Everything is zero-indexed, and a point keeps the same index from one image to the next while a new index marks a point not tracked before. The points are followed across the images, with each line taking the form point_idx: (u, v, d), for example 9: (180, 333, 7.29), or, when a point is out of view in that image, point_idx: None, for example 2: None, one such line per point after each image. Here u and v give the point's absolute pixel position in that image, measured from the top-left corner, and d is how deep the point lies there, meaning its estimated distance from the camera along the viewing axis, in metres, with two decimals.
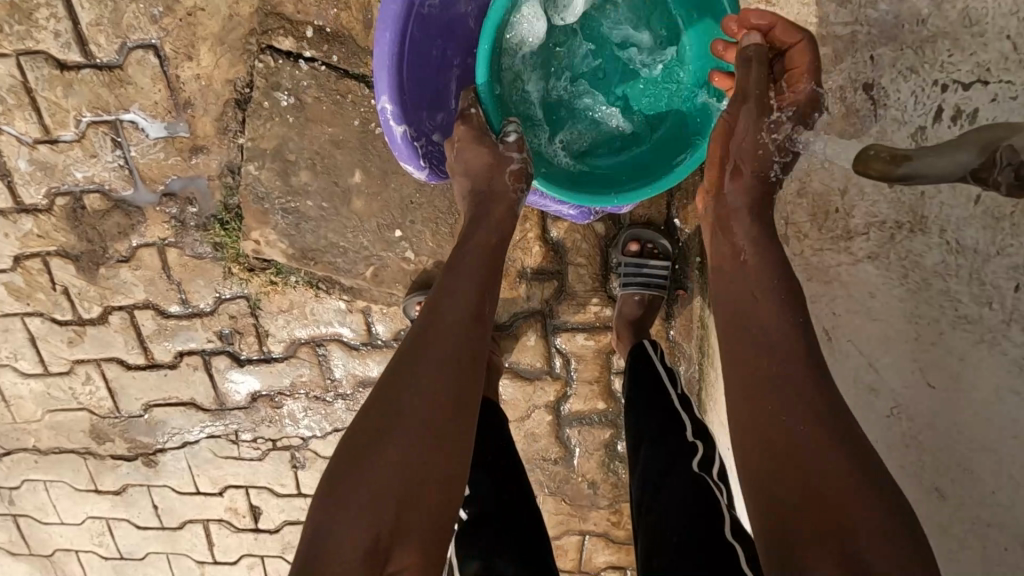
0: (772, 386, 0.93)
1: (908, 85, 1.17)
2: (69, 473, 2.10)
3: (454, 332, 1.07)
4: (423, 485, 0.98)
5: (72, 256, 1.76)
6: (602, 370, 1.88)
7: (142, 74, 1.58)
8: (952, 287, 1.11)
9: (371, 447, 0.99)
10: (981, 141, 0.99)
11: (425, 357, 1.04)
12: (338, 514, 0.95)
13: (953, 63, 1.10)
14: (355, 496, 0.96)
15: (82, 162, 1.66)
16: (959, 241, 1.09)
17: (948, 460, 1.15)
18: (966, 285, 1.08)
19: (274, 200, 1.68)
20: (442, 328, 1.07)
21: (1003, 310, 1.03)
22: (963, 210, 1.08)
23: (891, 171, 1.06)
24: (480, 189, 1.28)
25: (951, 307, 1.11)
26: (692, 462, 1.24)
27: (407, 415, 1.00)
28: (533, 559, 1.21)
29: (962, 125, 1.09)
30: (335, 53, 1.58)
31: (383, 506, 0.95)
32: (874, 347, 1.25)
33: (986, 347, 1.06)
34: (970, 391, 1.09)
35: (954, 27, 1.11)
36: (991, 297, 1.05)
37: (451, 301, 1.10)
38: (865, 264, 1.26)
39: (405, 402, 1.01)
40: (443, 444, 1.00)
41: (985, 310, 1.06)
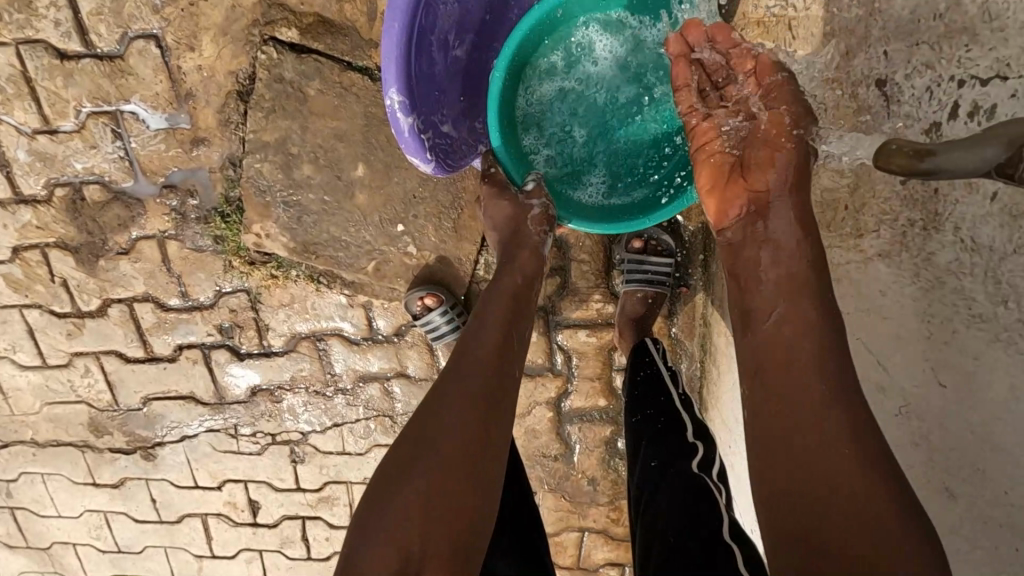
0: (797, 406, 0.93)
1: (923, 80, 1.17)
2: (67, 466, 2.09)
3: (483, 359, 1.09)
4: (452, 508, 0.96)
5: (71, 248, 1.74)
6: (604, 368, 1.88)
7: (143, 64, 1.56)
8: (966, 285, 1.13)
9: (401, 469, 0.99)
10: (1005, 138, 0.98)
11: (455, 381, 1.06)
12: (367, 537, 0.95)
13: (971, 59, 1.11)
14: (384, 518, 0.95)
15: (82, 153, 1.64)
16: (974, 238, 1.12)
17: (959, 461, 1.16)
18: (981, 283, 1.11)
19: (275, 193, 1.67)
20: (472, 354, 1.10)
21: (1019, 308, 1.07)
22: (977, 207, 1.12)
23: (915, 165, 1.03)
24: (507, 241, 1.35)
25: (966, 305, 1.13)
26: (691, 463, 1.23)
27: (437, 444, 1.00)
28: (531, 559, 1.23)
29: (980, 122, 1.11)
30: (338, 45, 1.57)
31: (411, 528, 0.94)
32: (885, 346, 1.23)
33: (1001, 345, 1.09)
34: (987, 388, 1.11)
35: (974, 21, 1.10)
36: (1007, 295, 1.08)
37: (481, 329, 1.14)
38: (875, 262, 1.25)
39: (435, 424, 1.02)
40: (470, 474, 0.99)
41: (1000, 308, 1.09)
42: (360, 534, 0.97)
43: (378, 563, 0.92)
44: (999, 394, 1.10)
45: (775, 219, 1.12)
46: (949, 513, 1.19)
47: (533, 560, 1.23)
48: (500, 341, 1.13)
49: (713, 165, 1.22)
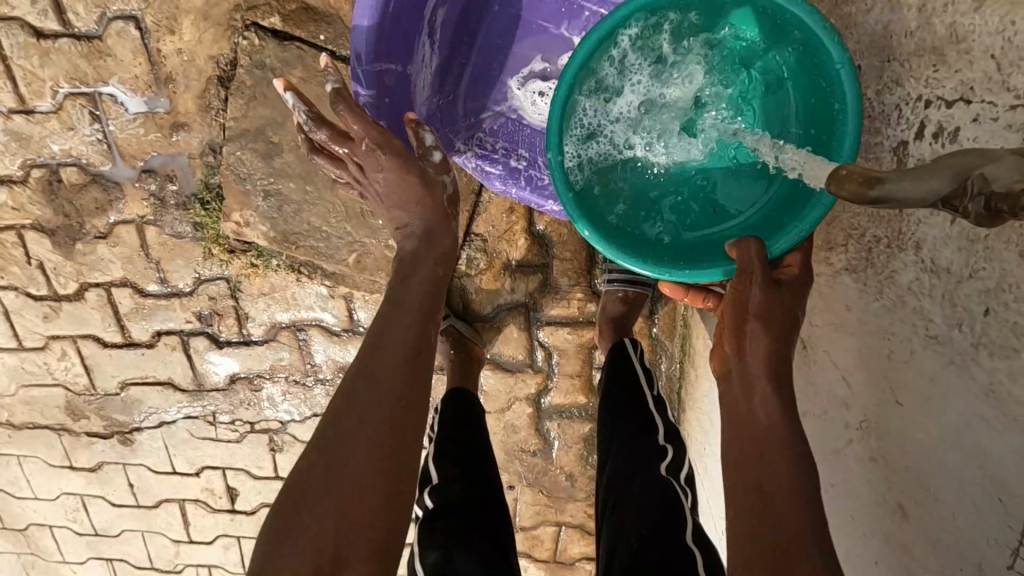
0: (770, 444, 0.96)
1: (893, 97, 1.10)
2: (43, 448, 2.08)
3: (407, 328, 1.10)
4: (379, 494, 0.98)
5: (48, 230, 1.72)
6: (584, 365, 1.88)
7: (122, 46, 1.53)
8: (925, 306, 1.01)
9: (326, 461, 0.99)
10: (957, 167, 0.88)
11: (377, 371, 1.05)
12: (290, 528, 0.96)
13: (938, 79, 1.00)
14: (307, 509, 0.96)
15: (59, 134, 1.61)
16: (935, 260, 0.99)
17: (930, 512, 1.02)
18: (939, 304, 0.98)
19: (255, 181, 1.65)
20: (399, 331, 1.09)
21: (972, 333, 0.93)
22: (941, 230, 0.99)
23: (863, 194, 0.94)
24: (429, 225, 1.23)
25: (923, 325, 1.01)
26: (659, 467, 1.23)
27: (360, 418, 1.01)
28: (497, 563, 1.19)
29: (943, 145, 1.00)
30: (322, 33, 1.54)
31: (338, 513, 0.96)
32: (849, 362, 1.17)
33: (955, 368, 0.96)
34: (935, 416, 1.00)
35: (943, 41, 0.99)
36: (962, 319, 0.94)
37: (402, 316, 1.12)
38: (843, 276, 1.19)
39: (358, 413, 1.01)
40: (395, 445, 1.01)
41: (954, 331, 0.96)
42: (282, 525, 0.97)
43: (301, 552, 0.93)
44: (961, 420, 0.95)
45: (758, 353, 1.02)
46: (896, 528, 1.10)
47: (492, 551, 1.22)
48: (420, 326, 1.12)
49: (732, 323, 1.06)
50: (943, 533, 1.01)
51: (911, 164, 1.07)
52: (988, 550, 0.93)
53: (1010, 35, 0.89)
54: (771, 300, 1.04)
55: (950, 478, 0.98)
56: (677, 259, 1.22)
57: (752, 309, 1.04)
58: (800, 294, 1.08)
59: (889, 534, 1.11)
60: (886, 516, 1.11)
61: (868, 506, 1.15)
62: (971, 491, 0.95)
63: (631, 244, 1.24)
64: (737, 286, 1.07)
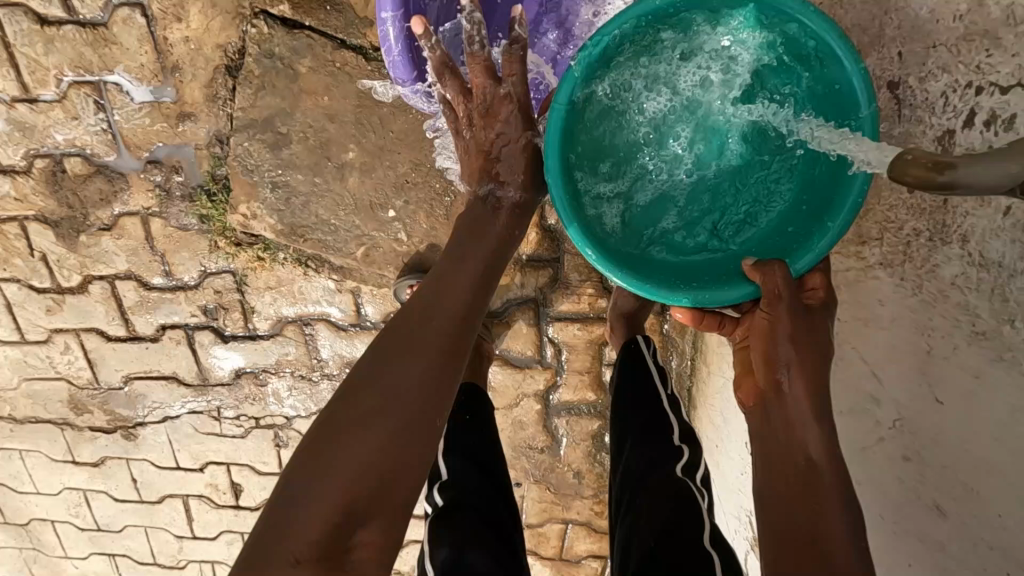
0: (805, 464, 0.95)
1: (939, 84, 1.06)
2: (46, 443, 2.05)
3: (450, 304, 1.09)
4: (400, 478, 0.93)
5: (51, 222, 1.69)
6: (594, 361, 1.86)
7: (128, 34, 1.50)
8: (969, 300, 0.98)
9: (342, 442, 0.93)
10: None
11: (406, 358, 1.00)
12: (293, 504, 0.88)
13: (992, 64, 0.97)
14: (316, 487, 0.89)
15: (63, 124, 1.59)
16: (983, 252, 0.97)
17: (969, 511, 1.00)
18: (986, 298, 0.96)
19: (263, 173, 1.62)
20: (438, 309, 1.08)
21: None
22: (989, 220, 0.96)
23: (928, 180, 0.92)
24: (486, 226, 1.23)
25: (968, 321, 0.98)
26: (674, 466, 1.21)
27: (386, 387, 0.98)
28: (506, 559, 1.16)
29: (996, 133, 0.97)
30: (332, 22, 1.52)
31: (354, 494, 0.89)
32: (880, 356, 1.15)
33: (1003, 365, 0.93)
34: (981, 416, 0.97)
35: (997, 25, 0.96)
36: (1012, 313, 0.91)
37: (433, 310, 1.08)
38: (878, 271, 1.17)
39: (380, 400, 0.96)
40: (417, 423, 0.97)
41: (1004, 326, 0.93)
42: (282, 501, 0.89)
43: (306, 532, 0.85)
44: (1009, 417, 0.93)
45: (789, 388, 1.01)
46: (929, 527, 1.07)
47: (504, 551, 1.18)
48: (464, 309, 1.10)
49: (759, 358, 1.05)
50: (985, 534, 0.98)
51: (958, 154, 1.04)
52: None
53: None
54: (800, 332, 1.03)
55: (995, 478, 0.96)
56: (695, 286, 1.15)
57: (780, 339, 1.03)
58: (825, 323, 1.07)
59: (923, 532, 1.09)
60: (918, 515, 1.09)
61: (899, 504, 1.13)
62: (1019, 492, 0.92)
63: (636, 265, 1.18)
64: (766, 314, 1.06)
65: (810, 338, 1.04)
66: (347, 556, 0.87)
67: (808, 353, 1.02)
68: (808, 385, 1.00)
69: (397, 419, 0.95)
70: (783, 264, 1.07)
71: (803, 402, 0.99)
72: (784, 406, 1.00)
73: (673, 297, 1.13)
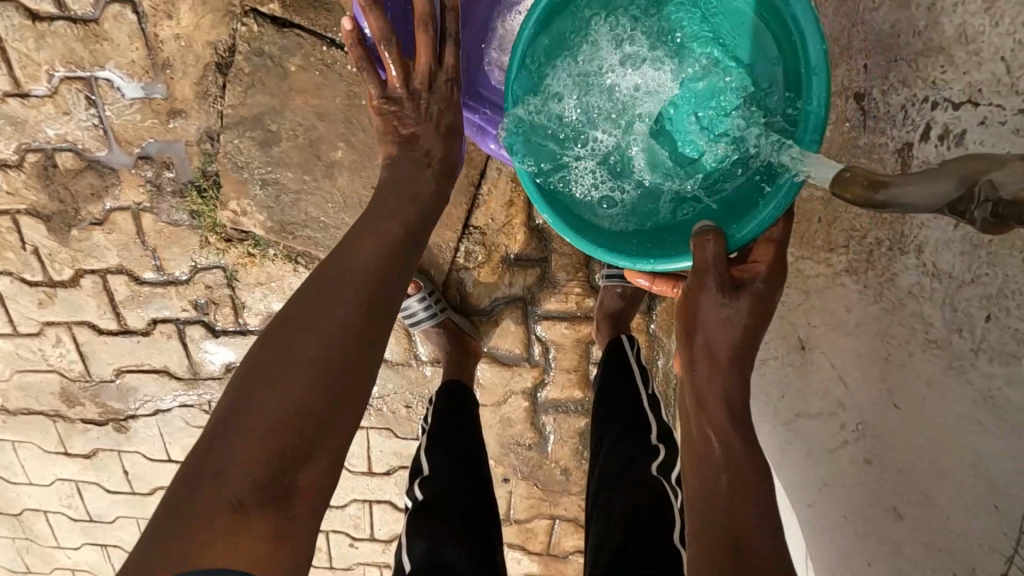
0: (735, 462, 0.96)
1: (898, 98, 1.12)
2: (38, 435, 2.08)
3: (373, 260, 1.08)
4: (324, 431, 0.98)
5: (42, 216, 1.71)
6: (581, 360, 1.88)
7: (119, 30, 1.51)
8: (925, 310, 1.06)
9: (256, 402, 0.97)
10: (958, 171, 0.90)
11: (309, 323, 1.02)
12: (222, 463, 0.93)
13: (945, 80, 1.06)
14: (243, 446, 0.94)
15: (54, 119, 1.60)
16: (936, 263, 1.04)
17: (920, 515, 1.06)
18: (938, 308, 1.04)
19: (253, 170, 1.63)
20: (359, 264, 1.07)
21: (972, 337, 1.00)
22: (943, 232, 1.03)
23: (871, 197, 0.95)
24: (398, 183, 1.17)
25: (922, 328, 1.06)
26: (650, 464, 1.23)
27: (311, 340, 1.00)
28: (481, 554, 1.18)
29: (949, 147, 1.06)
30: (321, 21, 1.52)
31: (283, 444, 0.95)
32: (849, 363, 1.16)
33: (953, 372, 1.02)
34: (933, 418, 1.04)
35: (950, 41, 1.06)
36: (961, 324, 1.01)
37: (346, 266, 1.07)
38: (844, 278, 1.17)
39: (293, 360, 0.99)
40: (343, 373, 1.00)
41: (953, 335, 1.02)
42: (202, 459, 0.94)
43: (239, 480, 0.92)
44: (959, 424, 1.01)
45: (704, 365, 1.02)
46: (885, 531, 1.10)
47: (481, 544, 1.21)
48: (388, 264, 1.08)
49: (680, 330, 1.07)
50: (937, 534, 1.03)
51: (915, 167, 1.11)
52: (980, 548, 0.98)
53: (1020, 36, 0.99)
54: (722, 304, 1.02)
55: (945, 480, 1.02)
56: (636, 247, 1.17)
57: (701, 316, 1.03)
58: (768, 298, 1.04)
59: (881, 536, 1.11)
60: (877, 518, 1.11)
61: (857, 510, 1.14)
62: (966, 492, 0.99)
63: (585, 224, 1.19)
64: (690, 284, 1.06)
65: (743, 313, 1.02)
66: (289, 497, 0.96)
67: (725, 327, 1.02)
68: (722, 361, 1.01)
69: (313, 384, 0.97)
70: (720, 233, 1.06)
71: (714, 377, 1.01)
72: (700, 385, 1.02)
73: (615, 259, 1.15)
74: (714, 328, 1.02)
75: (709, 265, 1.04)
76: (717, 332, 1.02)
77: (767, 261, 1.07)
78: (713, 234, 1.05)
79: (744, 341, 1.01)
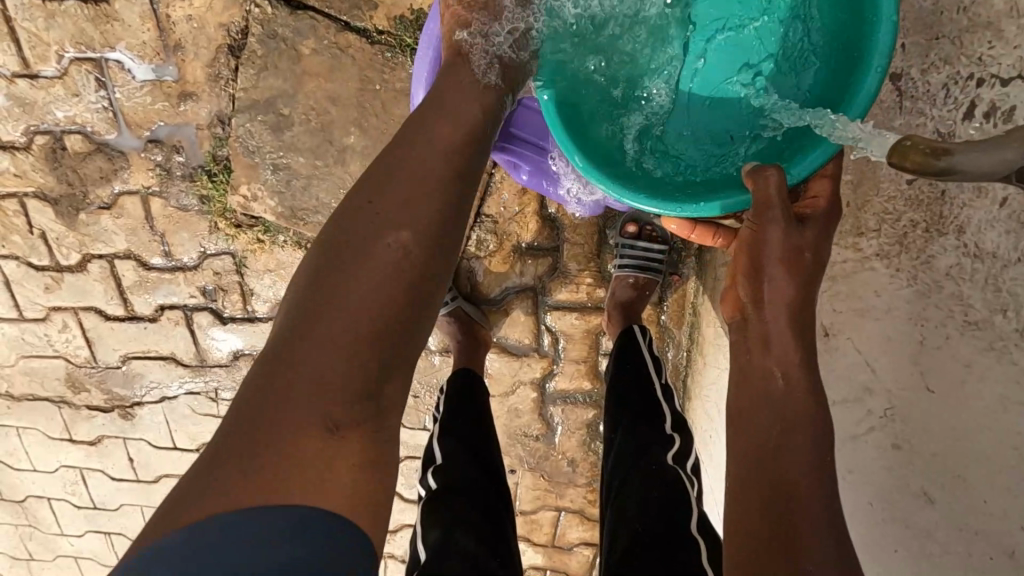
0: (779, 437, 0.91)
1: (940, 76, 1.05)
2: (43, 421, 2.06)
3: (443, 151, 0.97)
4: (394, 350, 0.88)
5: (50, 199, 1.69)
6: (591, 351, 1.87)
7: (130, 11, 1.50)
8: (964, 291, 0.99)
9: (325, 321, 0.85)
10: None
11: (375, 230, 0.90)
12: (291, 393, 0.83)
13: (993, 57, 0.97)
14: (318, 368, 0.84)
15: (64, 101, 1.58)
16: (979, 243, 0.97)
17: (954, 503, 1.03)
18: (980, 289, 0.97)
19: (264, 154, 1.62)
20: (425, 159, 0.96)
21: (1017, 318, 0.91)
22: (987, 212, 0.96)
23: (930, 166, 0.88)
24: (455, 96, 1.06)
25: (961, 311, 1.00)
26: (665, 453, 1.23)
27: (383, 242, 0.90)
28: (494, 541, 1.18)
29: (995, 124, 0.97)
30: (335, 3, 1.51)
31: (357, 362, 0.85)
32: (876, 348, 1.15)
33: (995, 354, 0.95)
34: (972, 403, 0.99)
35: (1001, 16, 0.97)
36: (1006, 303, 0.93)
37: (402, 177, 0.94)
38: (874, 263, 1.16)
39: (354, 278, 0.87)
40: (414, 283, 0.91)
41: (997, 316, 0.94)
42: (273, 395, 0.83)
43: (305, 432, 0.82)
44: (999, 406, 0.95)
45: (766, 305, 0.97)
46: (914, 515, 1.10)
47: (495, 532, 1.21)
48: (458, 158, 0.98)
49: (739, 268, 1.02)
50: (972, 519, 1.00)
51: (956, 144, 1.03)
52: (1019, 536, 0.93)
53: None
54: (786, 244, 0.98)
55: (980, 460, 0.98)
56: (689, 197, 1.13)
57: (766, 251, 0.98)
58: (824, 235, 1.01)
59: (907, 520, 1.12)
60: (904, 503, 1.11)
61: (886, 494, 1.15)
62: (1001, 473, 0.95)
63: (631, 180, 1.16)
64: (751, 224, 1.01)
65: (806, 247, 0.99)
66: (379, 416, 0.88)
67: (793, 263, 0.97)
68: (785, 312, 0.96)
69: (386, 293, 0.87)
70: (780, 171, 1.01)
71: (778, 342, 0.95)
72: (762, 335, 0.97)
73: (686, 211, 1.10)
74: (778, 263, 0.97)
75: (771, 199, 0.99)
76: (781, 267, 0.97)
77: (825, 196, 1.05)
78: (774, 168, 1.00)
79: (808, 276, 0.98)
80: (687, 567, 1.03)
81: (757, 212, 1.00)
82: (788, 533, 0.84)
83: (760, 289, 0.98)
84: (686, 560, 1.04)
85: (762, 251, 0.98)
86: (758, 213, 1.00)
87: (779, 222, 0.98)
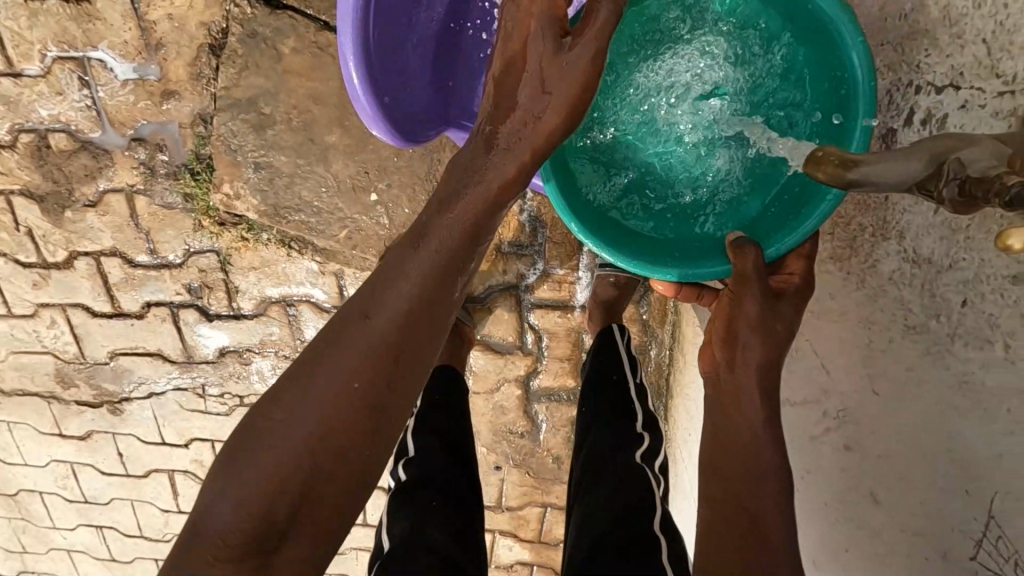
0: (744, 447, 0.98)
1: (884, 83, 1.09)
2: (34, 416, 2.09)
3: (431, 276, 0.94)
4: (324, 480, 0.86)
5: (36, 196, 1.71)
6: (574, 349, 1.88)
7: (112, 10, 1.51)
8: (905, 296, 1.03)
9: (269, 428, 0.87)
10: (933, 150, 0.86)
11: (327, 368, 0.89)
12: (240, 476, 0.85)
13: (929, 65, 1.02)
14: (251, 471, 0.85)
15: (48, 99, 1.59)
16: (917, 249, 1.01)
17: (896, 504, 1.06)
18: (918, 295, 1.01)
19: (247, 153, 1.63)
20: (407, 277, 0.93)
21: (949, 323, 0.97)
22: (923, 217, 1.00)
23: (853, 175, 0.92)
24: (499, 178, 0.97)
25: (901, 316, 1.03)
26: (635, 452, 1.24)
27: (344, 359, 0.89)
28: (463, 536, 1.18)
29: (929, 131, 1.03)
30: (314, 2, 1.52)
31: (289, 477, 0.84)
32: (830, 348, 1.15)
33: (931, 359, 0.99)
34: (911, 407, 1.02)
35: (934, 24, 1.01)
36: (940, 309, 0.98)
37: (404, 288, 0.92)
38: (827, 263, 1.17)
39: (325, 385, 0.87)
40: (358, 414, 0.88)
41: (932, 321, 0.99)
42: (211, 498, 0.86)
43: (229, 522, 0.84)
44: (938, 412, 0.99)
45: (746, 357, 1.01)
46: (862, 514, 1.11)
47: (467, 526, 1.23)
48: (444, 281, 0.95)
49: (719, 343, 1.05)
50: (915, 520, 1.04)
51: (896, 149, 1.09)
52: (955, 535, 0.99)
53: (1001, 18, 0.93)
54: (764, 315, 1.02)
55: (921, 463, 1.02)
56: (685, 258, 1.14)
57: (747, 322, 1.02)
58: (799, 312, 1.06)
59: (860, 521, 1.12)
60: (855, 504, 1.12)
61: (839, 494, 1.15)
62: (941, 477, 1.00)
63: (630, 242, 1.15)
64: (730, 294, 1.04)
65: (785, 324, 1.03)
66: (282, 544, 0.85)
67: (773, 342, 1.01)
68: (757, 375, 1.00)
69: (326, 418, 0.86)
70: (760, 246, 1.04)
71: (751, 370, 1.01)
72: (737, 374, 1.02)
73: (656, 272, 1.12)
74: (759, 338, 1.01)
75: (747, 279, 1.03)
76: (763, 342, 1.01)
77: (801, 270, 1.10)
78: (754, 245, 1.04)
79: (778, 345, 1.02)
80: (646, 559, 1.03)
81: (734, 293, 1.04)
82: (745, 537, 0.91)
83: (738, 360, 1.02)
84: (651, 555, 1.05)
85: (742, 329, 1.02)
86: (735, 293, 1.04)
87: (757, 301, 1.02)
